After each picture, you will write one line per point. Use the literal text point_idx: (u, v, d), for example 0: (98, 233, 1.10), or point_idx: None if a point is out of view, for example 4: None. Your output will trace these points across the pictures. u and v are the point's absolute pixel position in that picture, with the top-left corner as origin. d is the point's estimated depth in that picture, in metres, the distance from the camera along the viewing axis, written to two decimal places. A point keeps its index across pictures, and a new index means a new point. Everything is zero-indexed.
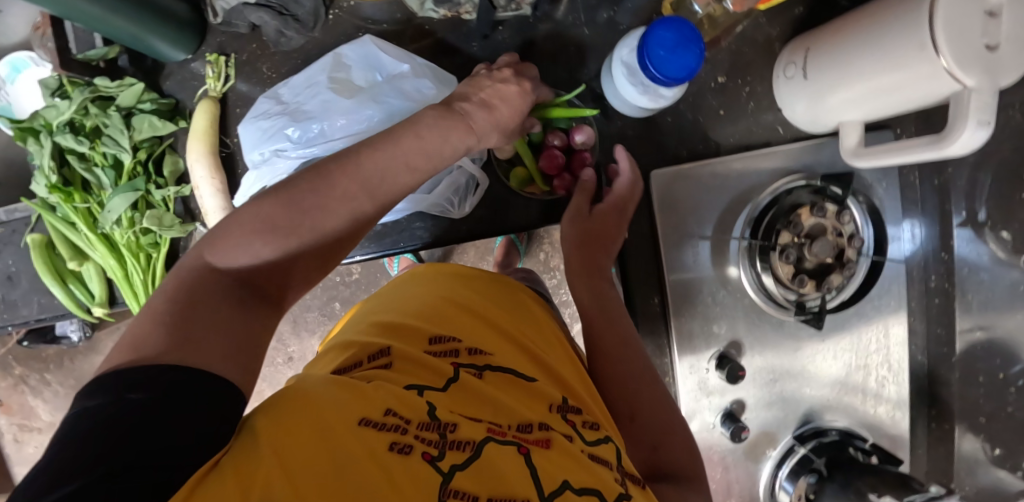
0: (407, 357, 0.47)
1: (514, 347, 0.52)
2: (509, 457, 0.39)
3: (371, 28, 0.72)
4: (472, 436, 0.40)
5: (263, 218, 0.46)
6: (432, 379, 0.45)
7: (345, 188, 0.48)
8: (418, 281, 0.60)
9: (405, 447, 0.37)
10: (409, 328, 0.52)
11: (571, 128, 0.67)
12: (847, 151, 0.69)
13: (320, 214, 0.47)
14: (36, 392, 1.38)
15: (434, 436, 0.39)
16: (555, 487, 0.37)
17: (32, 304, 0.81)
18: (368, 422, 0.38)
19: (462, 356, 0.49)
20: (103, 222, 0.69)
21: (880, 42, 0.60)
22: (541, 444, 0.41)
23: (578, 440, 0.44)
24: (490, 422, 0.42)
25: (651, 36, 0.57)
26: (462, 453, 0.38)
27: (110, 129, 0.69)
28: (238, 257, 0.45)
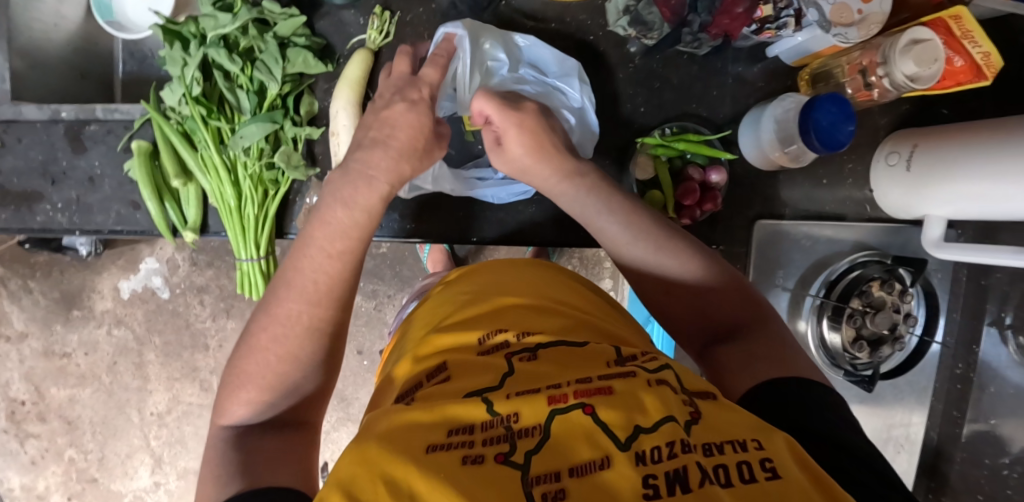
0: (465, 364, 0.47)
1: (556, 322, 0.51)
2: (581, 427, 0.38)
3: (536, 23, 0.74)
4: (538, 418, 0.39)
5: (284, 316, 0.48)
6: (489, 379, 0.44)
7: (359, 196, 0.54)
8: (465, 283, 0.59)
9: (478, 457, 0.36)
10: (452, 336, 0.51)
11: (707, 166, 0.72)
12: (930, 241, 0.77)
13: (308, 273, 0.50)
14: (15, 298, 1.27)
15: (502, 432, 0.38)
16: (629, 434, 0.37)
17: (108, 213, 0.78)
18: (436, 446, 0.38)
19: (514, 344, 0.48)
20: (233, 147, 0.68)
21: (993, 156, 0.68)
22: (603, 393, 0.40)
23: (641, 373, 0.43)
24: (548, 390, 0.41)
25: (817, 107, 0.64)
26: (532, 439, 0.37)
27: (265, 54, 0.67)
28: (276, 362, 0.47)
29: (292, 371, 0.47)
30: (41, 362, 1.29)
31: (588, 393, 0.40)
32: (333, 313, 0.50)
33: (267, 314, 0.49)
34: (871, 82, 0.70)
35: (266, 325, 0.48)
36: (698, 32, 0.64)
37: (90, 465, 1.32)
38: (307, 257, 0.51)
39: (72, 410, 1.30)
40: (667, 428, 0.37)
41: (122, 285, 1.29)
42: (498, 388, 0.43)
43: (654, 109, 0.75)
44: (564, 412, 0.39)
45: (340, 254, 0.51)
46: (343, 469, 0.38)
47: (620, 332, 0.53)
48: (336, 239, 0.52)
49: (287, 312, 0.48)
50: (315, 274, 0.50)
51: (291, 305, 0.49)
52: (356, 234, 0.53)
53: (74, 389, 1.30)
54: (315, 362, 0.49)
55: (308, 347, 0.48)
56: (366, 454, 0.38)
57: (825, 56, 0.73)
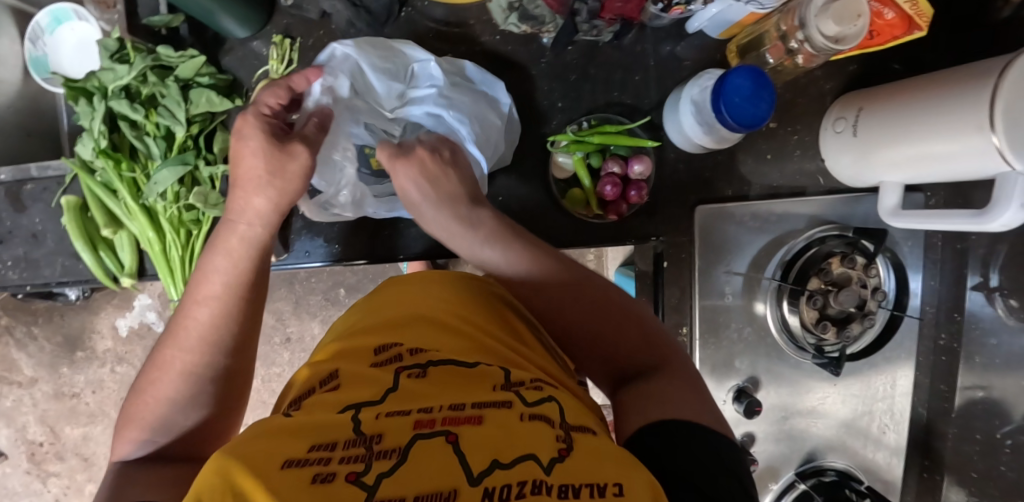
0: (354, 376, 0.44)
1: (458, 340, 0.48)
2: (439, 456, 0.35)
3: (441, 30, 0.72)
4: (398, 442, 0.36)
5: (164, 362, 0.53)
6: (369, 393, 0.42)
7: (229, 244, 0.57)
8: (364, 306, 0.57)
9: (328, 475, 0.33)
10: (354, 348, 0.49)
11: (630, 157, 0.70)
12: (885, 210, 0.72)
13: (187, 320, 0.54)
14: (21, 346, 1.27)
15: (361, 451, 0.35)
16: (484, 467, 0.34)
17: (54, 266, 0.79)
18: (292, 462, 0.34)
19: (405, 359, 0.46)
20: (149, 193, 0.68)
21: (936, 110, 0.63)
22: (472, 422, 0.38)
23: (517, 407, 0.40)
24: (418, 413, 0.39)
25: (727, 83, 0.60)
26: (387, 461, 0.34)
27: (166, 99, 0.67)
28: (157, 402, 0.51)
29: (175, 412, 0.52)
30: (53, 404, 1.28)
31: (456, 421, 0.38)
32: (219, 358, 0.54)
33: (153, 360, 0.54)
34: (794, 48, 0.65)
35: (152, 371, 0.53)
36: (591, 19, 0.61)
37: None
38: (190, 306, 0.55)
39: (87, 447, 1.30)
40: (525, 465, 0.34)
41: (119, 322, 1.27)
42: (377, 403, 0.40)
43: (573, 103, 0.72)
44: (426, 438, 0.36)
45: (215, 300, 0.55)
46: (200, 479, 0.34)
47: (524, 351, 0.50)
48: (210, 285, 0.55)
49: (168, 358, 0.53)
50: (194, 320, 0.54)
51: (172, 351, 0.53)
52: (227, 279, 0.56)
53: (86, 427, 1.29)
54: (197, 400, 0.52)
55: (186, 388, 0.52)
56: (217, 462, 0.34)
57: (747, 25, 0.68)
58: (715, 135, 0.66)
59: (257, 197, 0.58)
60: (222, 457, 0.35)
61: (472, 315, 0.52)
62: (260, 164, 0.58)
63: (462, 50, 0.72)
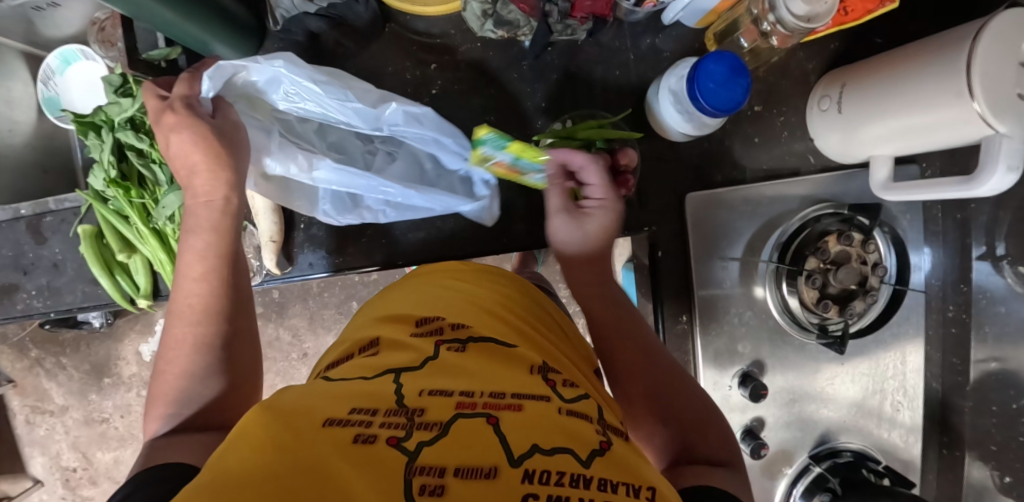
0: (395, 342, 0.45)
1: (495, 322, 0.49)
2: (480, 434, 0.34)
3: (423, 41, 0.75)
4: (441, 416, 0.35)
5: (175, 339, 0.56)
6: (410, 359, 0.42)
7: (204, 217, 0.60)
8: (383, 298, 0.57)
9: (369, 437, 0.33)
10: (403, 317, 0.50)
11: (615, 149, 0.70)
12: (876, 185, 0.72)
13: (178, 290, 0.58)
14: (50, 375, 1.32)
15: (401, 420, 0.35)
16: (525, 451, 0.33)
17: (75, 292, 0.84)
18: (333, 421, 0.35)
19: (447, 333, 0.46)
20: (158, 217, 0.72)
21: (919, 81, 0.63)
22: (513, 409, 0.37)
23: (555, 400, 0.39)
24: (460, 394, 0.38)
25: (702, 70, 0.61)
26: (430, 432, 0.34)
27: None
28: (178, 377, 0.55)
29: (194, 383, 0.54)
30: (84, 431, 1.33)
31: (498, 406, 0.37)
32: (222, 325, 0.58)
33: (163, 344, 0.57)
34: (768, 30, 0.66)
35: (166, 352, 0.56)
36: (563, 19, 0.64)
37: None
38: (182, 285, 0.59)
39: (119, 470, 1.34)
40: (565, 457, 0.34)
41: (143, 348, 1.32)
42: (417, 369, 0.41)
43: (556, 102, 0.74)
44: (468, 417, 0.35)
45: (204, 273, 0.59)
46: (244, 423, 0.36)
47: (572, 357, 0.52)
48: (196, 261, 0.59)
49: (177, 337, 0.57)
50: (186, 293, 0.58)
51: (177, 328, 0.57)
52: (212, 251, 0.59)
53: (116, 451, 1.33)
54: (214, 370, 0.56)
55: (198, 359, 0.56)
56: (261, 415, 0.36)
57: (722, 11, 0.69)
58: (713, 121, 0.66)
59: (224, 172, 0.60)
60: (264, 411, 0.36)
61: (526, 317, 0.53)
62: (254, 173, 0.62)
63: (445, 60, 0.75)
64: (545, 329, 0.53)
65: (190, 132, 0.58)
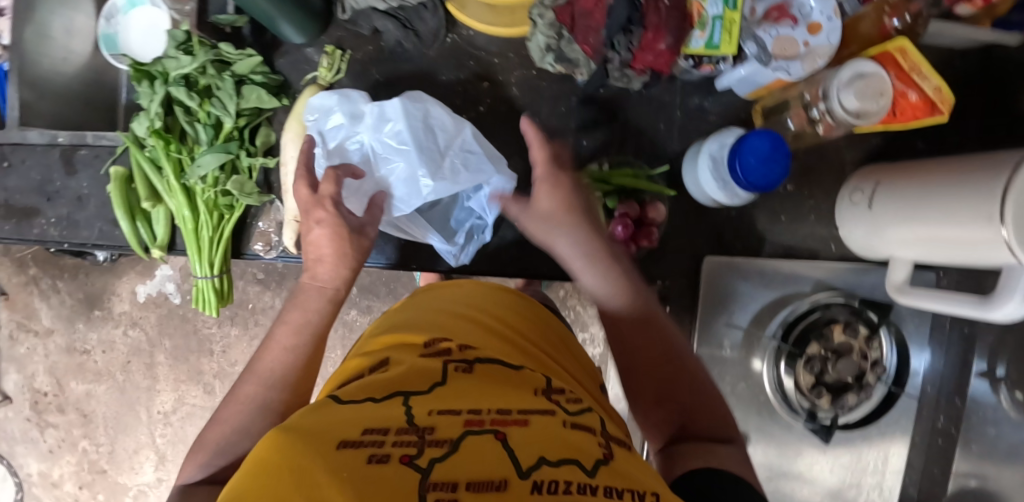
0: (402, 360, 0.43)
1: (503, 345, 0.47)
2: (490, 449, 0.31)
3: (481, 58, 0.76)
4: (450, 434, 0.32)
5: (240, 401, 0.51)
6: (419, 381, 0.39)
7: (306, 299, 0.60)
8: (393, 315, 0.55)
9: (382, 457, 0.30)
10: (405, 337, 0.47)
11: (644, 202, 0.72)
12: (892, 284, 0.72)
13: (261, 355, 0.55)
14: (43, 297, 1.33)
15: (412, 438, 0.32)
16: (532, 463, 0.30)
17: (92, 229, 0.85)
18: (348, 443, 0.31)
19: (456, 353, 0.44)
20: (191, 175, 0.73)
21: (956, 193, 0.63)
22: (519, 423, 0.34)
23: (560, 413, 0.36)
24: (468, 413, 0.35)
25: (745, 143, 0.62)
26: (440, 449, 0.31)
27: (221, 91, 0.72)
28: (230, 434, 0.49)
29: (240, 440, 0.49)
30: (64, 358, 1.34)
31: (505, 422, 0.34)
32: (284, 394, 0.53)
33: (226, 401, 0.52)
34: (816, 117, 0.68)
35: (227, 407, 0.52)
36: (622, 67, 0.64)
37: (100, 457, 1.35)
38: (267, 351, 0.55)
39: (89, 403, 1.34)
40: (572, 468, 0.30)
41: (139, 289, 1.33)
42: (425, 393, 0.37)
43: (597, 141, 0.75)
44: (477, 434, 0.32)
45: (294, 348, 0.56)
46: (258, 454, 0.32)
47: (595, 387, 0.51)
48: (290, 334, 0.57)
49: (244, 395, 0.52)
50: (266, 361, 0.54)
51: (244, 388, 0.52)
52: (308, 329, 0.58)
53: (90, 385, 1.34)
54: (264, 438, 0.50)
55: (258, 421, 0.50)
56: (276, 441, 0.32)
57: (774, 89, 0.71)
58: (749, 200, 0.69)
59: (343, 269, 0.62)
60: (280, 438, 0.32)
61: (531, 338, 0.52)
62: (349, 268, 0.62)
63: (499, 80, 0.76)
64: (551, 350, 0.52)
65: (331, 222, 0.62)
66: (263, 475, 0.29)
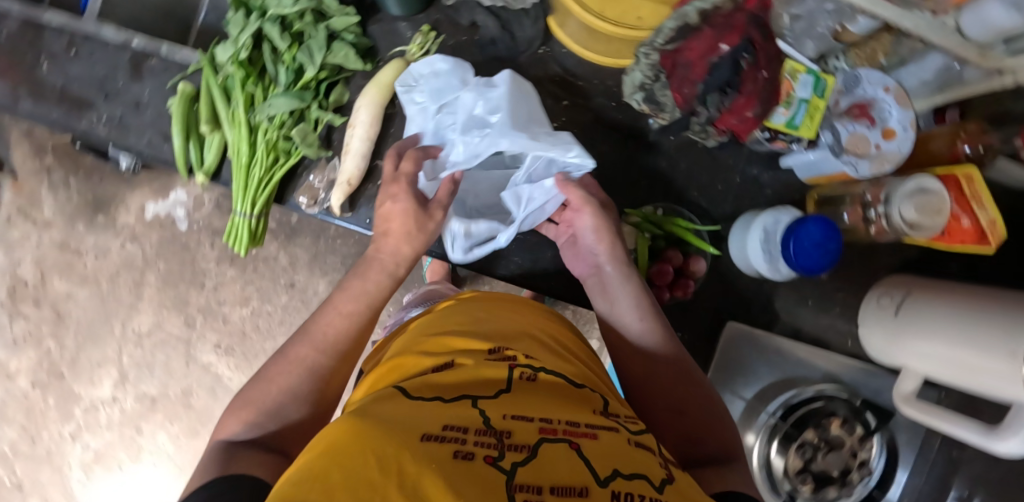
0: (468, 362, 0.46)
1: (560, 361, 0.50)
2: (566, 458, 0.35)
3: (565, 76, 0.78)
4: (527, 439, 0.37)
5: (293, 360, 0.54)
6: (485, 387, 0.43)
7: (374, 279, 0.61)
8: (447, 313, 0.58)
9: (468, 454, 0.34)
10: (465, 342, 0.50)
11: (688, 255, 0.75)
12: (898, 394, 0.73)
13: (317, 319, 0.58)
14: (52, 188, 1.30)
15: (492, 440, 0.36)
16: (608, 473, 0.34)
17: (141, 137, 0.85)
18: (431, 437, 0.35)
19: (520, 360, 0.47)
20: (261, 112, 0.74)
21: (985, 321, 0.65)
22: (589, 437, 0.38)
23: (623, 431, 0.41)
24: (541, 420, 0.39)
25: (802, 226, 0.64)
26: (521, 453, 0.35)
27: (313, 41, 0.74)
28: (277, 391, 0.52)
29: (288, 403, 0.52)
30: (54, 253, 1.31)
31: (574, 433, 0.38)
32: (332, 360, 0.56)
33: (280, 353, 0.55)
34: (871, 217, 0.70)
35: (277, 362, 0.55)
36: (706, 123, 0.67)
37: (62, 361, 1.32)
38: (325, 314, 0.58)
39: (66, 305, 1.31)
40: (643, 483, 0.35)
41: (148, 206, 1.31)
42: (492, 397, 0.42)
43: (655, 185, 0.78)
44: (552, 442, 0.37)
45: (350, 315, 0.58)
46: (328, 433, 0.35)
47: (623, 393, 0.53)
48: (349, 301, 0.59)
49: (298, 354, 0.55)
50: (321, 324, 0.57)
51: (297, 348, 0.55)
52: (366, 300, 0.60)
53: (73, 287, 1.31)
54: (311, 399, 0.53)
55: (308, 385, 0.53)
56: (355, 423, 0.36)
57: (835, 181, 0.74)
58: (790, 275, 0.70)
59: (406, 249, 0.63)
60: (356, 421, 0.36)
61: (583, 358, 0.54)
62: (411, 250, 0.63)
63: (577, 102, 0.78)
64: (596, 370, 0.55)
65: (404, 200, 0.63)
66: (350, 451, 0.32)
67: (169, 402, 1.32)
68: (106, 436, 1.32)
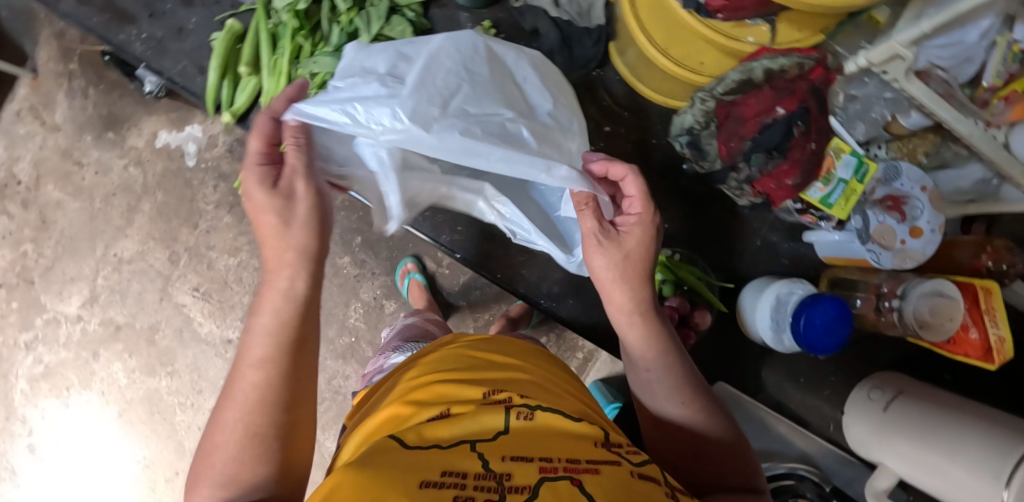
0: (465, 407, 0.46)
1: (560, 401, 0.49)
2: (568, 495, 0.36)
3: (611, 103, 0.79)
4: (528, 480, 0.37)
5: (229, 426, 0.43)
6: (481, 430, 0.43)
7: (267, 303, 0.47)
8: (442, 356, 0.57)
9: (467, 499, 0.35)
10: (459, 388, 0.49)
11: (695, 304, 0.74)
12: (870, 487, 0.70)
13: (232, 382, 0.45)
14: (69, 94, 1.26)
15: (492, 483, 0.37)
16: None
17: (176, 63, 0.83)
18: (430, 484, 0.36)
19: (516, 400, 0.48)
20: (304, 66, 0.72)
21: (974, 436, 0.63)
22: (591, 472, 0.39)
23: (626, 464, 0.41)
24: (542, 460, 0.39)
25: (816, 304, 0.63)
26: (521, 495, 0.36)
27: (373, 8, 0.73)
28: (229, 460, 0.43)
29: (245, 469, 0.42)
30: (55, 157, 1.26)
31: (576, 468, 0.39)
32: (277, 412, 0.44)
33: (211, 424, 0.45)
34: (883, 308, 0.70)
35: (211, 433, 0.44)
36: (743, 181, 0.68)
37: (35, 267, 1.26)
38: (239, 369, 0.46)
39: (54, 212, 1.26)
40: None
41: (161, 134, 1.27)
42: (490, 440, 0.42)
43: (675, 229, 0.78)
44: (553, 480, 0.37)
45: (268, 359, 0.46)
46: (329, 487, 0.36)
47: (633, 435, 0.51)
48: (256, 344, 0.46)
49: (228, 420, 0.44)
50: (238, 383, 0.45)
51: (227, 415, 0.44)
52: (272, 338, 0.46)
53: (65, 196, 1.26)
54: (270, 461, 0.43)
55: (256, 452, 0.43)
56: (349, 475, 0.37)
57: (854, 266, 0.74)
58: (792, 348, 0.69)
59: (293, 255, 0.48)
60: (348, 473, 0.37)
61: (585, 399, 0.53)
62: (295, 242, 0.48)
63: (619, 131, 0.78)
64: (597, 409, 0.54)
65: (273, 202, 0.48)
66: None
67: (132, 333, 1.25)
68: (61, 353, 1.25)
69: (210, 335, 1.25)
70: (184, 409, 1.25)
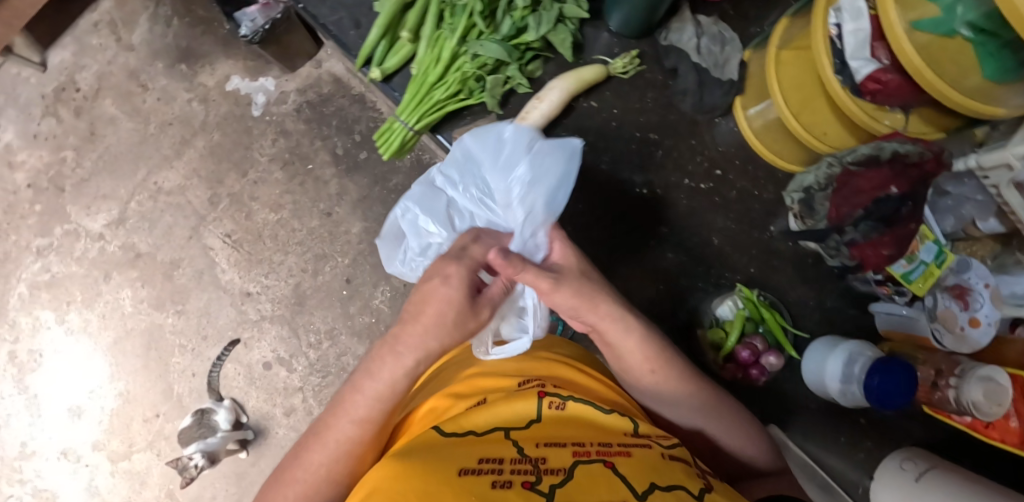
0: (500, 396, 0.49)
1: (587, 396, 0.53)
2: (601, 477, 0.39)
3: (722, 147, 0.87)
4: (563, 463, 0.40)
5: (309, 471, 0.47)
6: (518, 418, 0.47)
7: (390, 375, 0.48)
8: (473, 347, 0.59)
9: (506, 483, 0.38)
10: (490, 382, 0.52)
11: (769, 345, 0.82)
12: None
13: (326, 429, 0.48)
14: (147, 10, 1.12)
15: (528, 467, 0.40)
16: (645, 487, 0.38)
17: (335, 12, 0.87)
18: (467, 471, 0.39)
19: (548, 388, 0.51)
20: (471, 47, 0.78)
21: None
22: (622, 455, 0.42)
23: (656, 447, 0.44)
24: (574, 445, 0.43)
25: (890, 365, 0.71)
26: (557, 476, 0.39)
27: (544, 13, 0.79)
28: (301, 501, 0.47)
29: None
30: (121, 73, 1.12)
31: (608, 452, 0.42)
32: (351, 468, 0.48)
33: (294, 460, 0.48)
34: (940, 384, 0.76)
35: (287, 470, 0.48)
36: (842, 243, 0.75)
37: (70, 176, 1.10)
38: (335, 418, 0.48)
39: (105, 126, 1.11)
40: (680, 492, 0.38)
41: (234, 79, 1.12)
42: (523, 429, 0.46)
43: (756, 273, 0.87)
44: (587, 463, 0.40)
45: (363, 421, 0.48)
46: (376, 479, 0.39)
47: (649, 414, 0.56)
48: (359, 406, 0.48)
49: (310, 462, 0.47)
50: (332, 431, 0.48)
51: (314, 458, 0.47)
52: (380, 405, 0.48)
53: (122, 113, 1.12)
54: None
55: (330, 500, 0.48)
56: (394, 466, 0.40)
57: (913, 339, 0.82)
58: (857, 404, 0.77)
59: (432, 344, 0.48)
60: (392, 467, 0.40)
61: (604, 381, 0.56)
62: (434, 343, 0.48)
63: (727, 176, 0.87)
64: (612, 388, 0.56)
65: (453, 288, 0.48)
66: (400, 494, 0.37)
67: (153, 263, 1.09)
68: (74, 268, 1.09)
69: (230, 284, 1.08)
70: (183, 353, 1.07)
